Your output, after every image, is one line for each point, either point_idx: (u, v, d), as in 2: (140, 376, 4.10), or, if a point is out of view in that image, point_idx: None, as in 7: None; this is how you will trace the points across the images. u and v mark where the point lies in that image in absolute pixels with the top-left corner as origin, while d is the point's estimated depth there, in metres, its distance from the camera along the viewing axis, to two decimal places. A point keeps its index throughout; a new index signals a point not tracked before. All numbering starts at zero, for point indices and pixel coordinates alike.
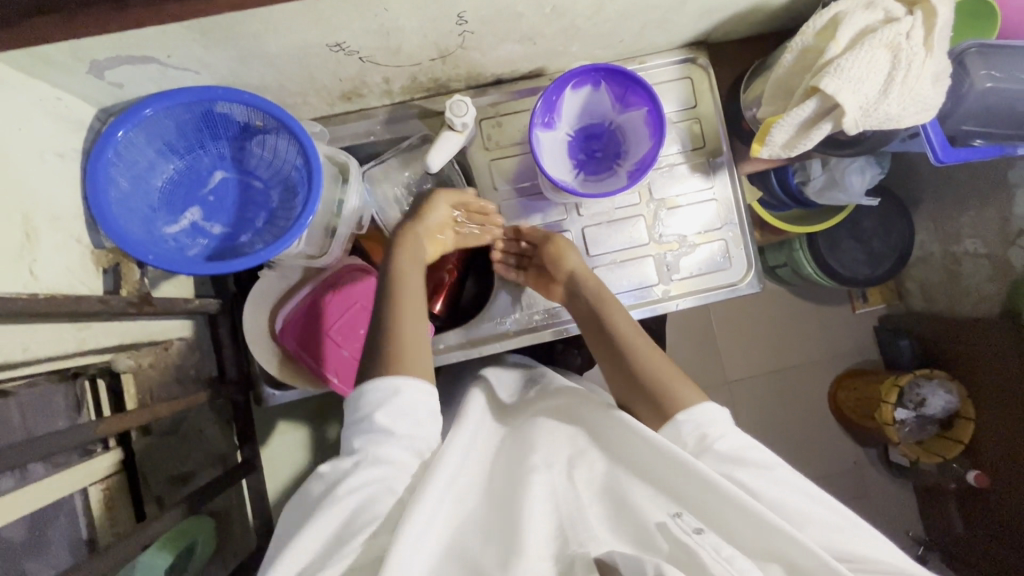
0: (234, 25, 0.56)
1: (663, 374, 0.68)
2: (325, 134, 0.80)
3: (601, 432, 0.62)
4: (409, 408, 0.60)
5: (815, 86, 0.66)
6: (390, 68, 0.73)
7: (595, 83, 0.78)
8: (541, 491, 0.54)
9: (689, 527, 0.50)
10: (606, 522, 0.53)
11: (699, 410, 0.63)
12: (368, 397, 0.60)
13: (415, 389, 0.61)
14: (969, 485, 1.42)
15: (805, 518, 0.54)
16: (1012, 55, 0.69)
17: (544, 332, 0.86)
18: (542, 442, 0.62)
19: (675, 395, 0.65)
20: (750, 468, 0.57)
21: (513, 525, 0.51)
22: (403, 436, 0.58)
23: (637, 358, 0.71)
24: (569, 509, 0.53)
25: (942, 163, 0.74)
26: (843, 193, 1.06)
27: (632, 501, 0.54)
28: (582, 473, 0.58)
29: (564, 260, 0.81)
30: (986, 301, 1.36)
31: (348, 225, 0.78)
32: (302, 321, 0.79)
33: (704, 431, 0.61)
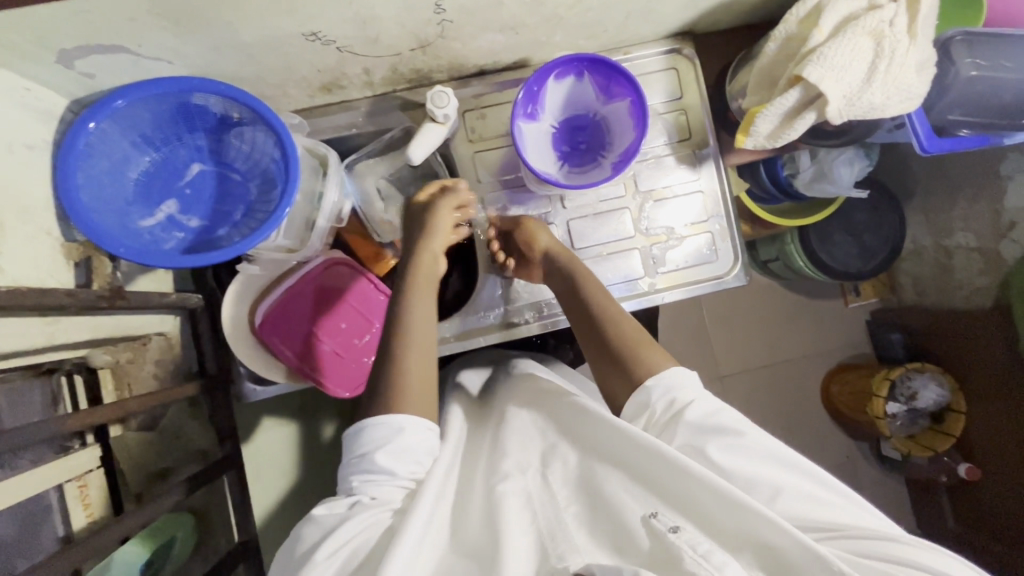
0: (205, 13, 0.55)
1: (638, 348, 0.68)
2: (303, 126, 0.78)
3: (571, 421, 0.61)
4: (410, 449, 0.60)
5: (798, 74, 0.65)
6: (370, 58, 0.72)
7: (578, 73, 0.77)
8: (514, 500, 0.54)
9: (664, 523, 0.49)
10: (583, 524, 0.52)
11: (665, 375, 0.64)
12: (370, 437, 0.60)
13: (417, 426, 0.61)
14: (960, 478, 1.42)
15: (778, 489, 0.53)
16: (998, 43, 0.68)
17: (531, 326, 0.85)
18: (513, 448, 0.60)
19: (644, 363, 0.66)
20: (722, 439, 0.56)
21: (491, 538, 0.51)
22: (403, 476, 0.58)
23: (613, 331, 0.71)
24: (546, 517, 0.52)
25: (928, 152, 0.73)
26: (832, 186, 1.05)
27: (606, 494, 0.53)
28: (557, 474, 0.57)
29: (535, 237, 0.80)
30: (977, 294, 1.35)
31: (328, 218, 0.77)
32: (283, 316, 0.78)
33: (674, 397, 0.61)
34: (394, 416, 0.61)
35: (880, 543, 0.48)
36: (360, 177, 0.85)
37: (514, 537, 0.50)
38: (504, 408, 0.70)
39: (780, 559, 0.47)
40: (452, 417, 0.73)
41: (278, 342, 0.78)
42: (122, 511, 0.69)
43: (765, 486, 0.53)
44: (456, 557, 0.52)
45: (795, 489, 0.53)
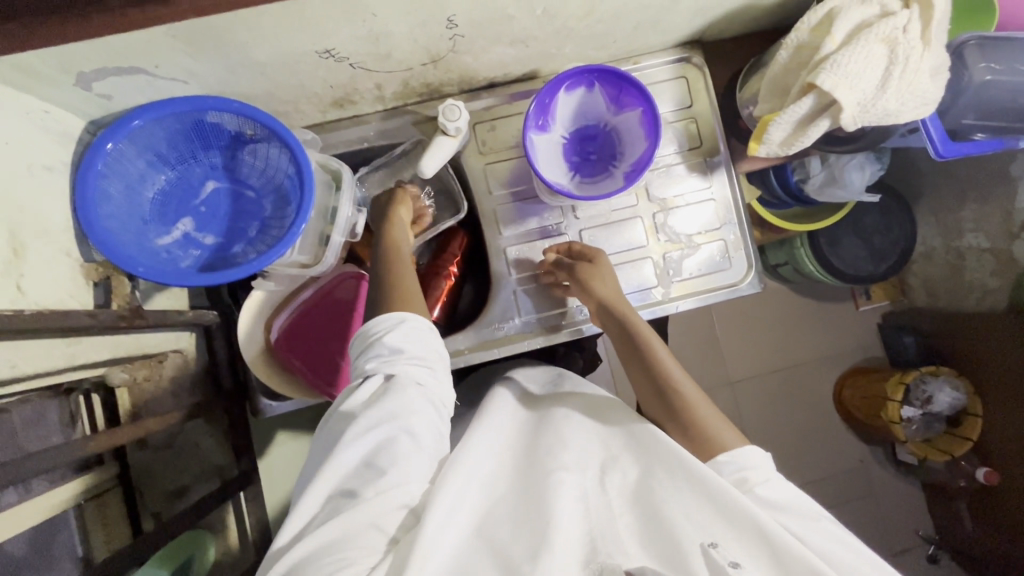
0: (221, 34, 0.55)
1: (707, 420, 0.64)
2: (317, 142, 0.79)
3: (641, 438, 0.59)
4: (416, 335, 0.59)
5: (811, 82, 0.65)
6: (382, 74, 0.72)
7: (588, 84, 0.77)
8: (570, 493, 0.54)
9: (723, 557, 0.48)
10: (636, 536, 0.52)
11: (738, 456, 0.60)
12: (377, 324, 0.59)
13: (418, 320, 0.60)
14: (978, 483, 1.40)
15: (851, 570, 0.50)
16: (1012, 47, 0.68)
17: (560, 333, 0.84)
18: (573, 444, 0.61)
19: (713, 438, 0.63)
20: (792, 516, 0.55)
21: (543, 521, 0.50)
22: (411, 356, 0.58)
23: (682, 398, 0.66)
24: (600, 520, 0.53)
25: (944, 158, 0.73)
26: (843, 190, 1.05)
27: (665, 517, 0.52)
28: (614, 479, 0.57)
29: (596, 284, 0.75)
30: (991, 296, 1.34)
31: (342, 232, 0.76)
32: (299, 329, 0.79)
33: (745, 475, 0.58)
34: (393, 312, 0.61)
35: None
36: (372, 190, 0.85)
37: (565, 540, 0.49)
38: (558, 406, 0.69)
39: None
40: (497, 398, 0.73)
41: (293, 356, 0.78)
42: (140, 534, 0.68)
43: (837, 561, 0.51)
44: (495, 533, 0.52)
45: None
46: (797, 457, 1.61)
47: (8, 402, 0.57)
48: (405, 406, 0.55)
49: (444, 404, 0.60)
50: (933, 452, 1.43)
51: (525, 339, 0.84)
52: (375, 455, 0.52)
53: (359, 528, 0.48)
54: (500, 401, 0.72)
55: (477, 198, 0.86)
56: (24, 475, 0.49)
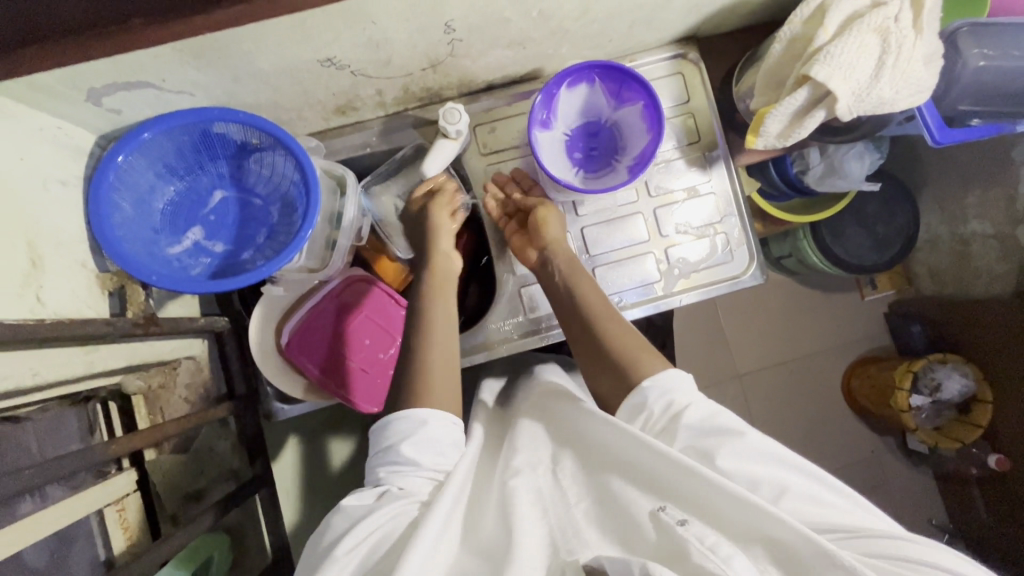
0: (226, 46, 0.57)
1: (635, 351, 0.70)
2: (321, 149, 0.80)
3: (582, 418, 0.63)
4: (436, 439, 0.62)
5: (806, 74, 0.66)
6: (382, 80, 0.74)
7: (590, 81, 0.78)
8: (524, 494, 0.57)
9: (673, 517, 0.49)
10: (593, 521, 0.54)
11: (664, 379, 0.65)
12: (396, 430, 0.63)
13: (441, 419, 0.64)
14: (990, 470, 1.40)
15: (784, 489, 0.53)
16: (1005, 32, 0.68)
17: (529, 339, 0.85)
18: (524, 445, 0.64)
19: (642, 366, 0.68)
20: (720, 439, 0.57)
21: (504, 535, 0.53)
22: (427, 467, 0.61)
23: (608, 330, 0.73)
24: (556, 515, 0.55)
25: (941, 143, 0.73)
26: (842, 180, 1.05)
27: (615, 495, 0.54)
28: (567, 469, 0.60)
29: (542, 227, 0.82)
30: (998, 282, 1.34)
31: (348, 236, 0.78)
32: (325, 348, 0.79)
33: (671, 399, 0.62)
34: (418, 410, 0.64)
35: (883, 543, 0.48)
36: (377, 195, 0.87)
37: (526, 534, 0.52)
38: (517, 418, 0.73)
39: (788, 555, 0.46)
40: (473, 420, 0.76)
41: (321, 373, 0.79)
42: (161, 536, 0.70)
43: (769, 486, 0.53)
44: (472, 549, 0.54)
45: (805, 495, 0.53)
46: (808, 448, 1.61)
47: (28, 411, 0.60)
48: (409, 514, 0.57)
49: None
50: (943, 440, 1.44)
51: (520, 343, 0.85)
52: (379, 553, 0.52)
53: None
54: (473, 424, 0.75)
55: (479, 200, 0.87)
56: (50, 479, 0.51)
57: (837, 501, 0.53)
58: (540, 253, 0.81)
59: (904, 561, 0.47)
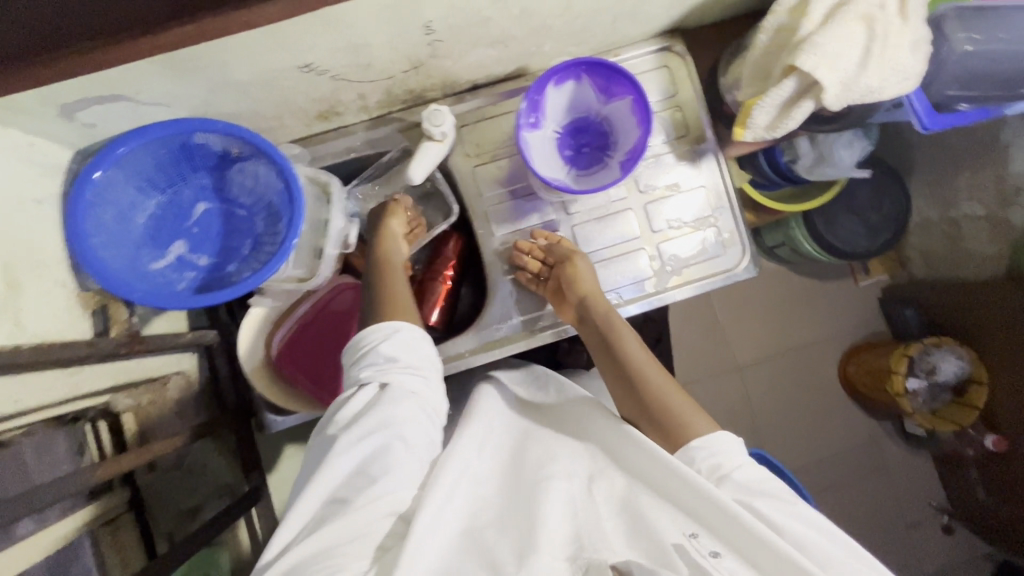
0: (201, 56, 0.55)
1: (679, 407, 0.67)
2: (304, 156, 0.79)
3: (629, 435, 0.61)
4: (409, 341, 0.62)
5: (792, 64, 0.65)
6: (364, 84, 0.72)
7: (576, 77, 0.77)
8: (558, 495, 0.56)
9: (702, 547, 0.51)
10: (622, 533, 0.53)
11: (715, 442, 0.62)
12: (372, 334, 0.62)
13: (412, 329, 0.63)
14: (987, 450, 1.42)
15: (830, 559, 0.50)
16: (991, 17, 0.68)
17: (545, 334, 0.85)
18: (563, 456, 0.63)
19: (686, 426, 0.65)
20: (768, 500, 0.55)
21: (529, 520, 0.52)
22: (406, 365, 0.60)
23: (649, 386, 0.70)
24: (586, 519, 0.54)
25: (929, 130, 0.72)
26: (832, 168, 1.05)
27: (647, 519, 0.53)
28: (601, 487, 0.59)
29: (578, 281, 0.79)
30: (989, 262, 1.39)
31: (335, 245, 0.75)
32: (312, 356, 0.80)
33: (719, 462, 0.60)
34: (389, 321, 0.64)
35: None
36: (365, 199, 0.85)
37: (551, 529, 0.50)
38: (547, 419, 0.73)
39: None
40: (482, 404, 0.74)
41: (315, 382, 0.79)
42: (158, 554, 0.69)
43: (813, 549, 0.51)
44: (487, 525, 0.53)
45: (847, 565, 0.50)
46: (807, 436, 1.62)
47: (14, 436, 0.55)
48: (396, 413, 0.56)
49: (439, 411, 0.62)
50: (943, 423, 1.44)
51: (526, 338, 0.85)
52: (365, 468, 0.52)
53: (353, 534, 0.48)
54: (490, 412, 0.73)
55: (468, 201, 0.86)
56: (36, 505, 0.50)
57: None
58: (579, 302, 0.79)
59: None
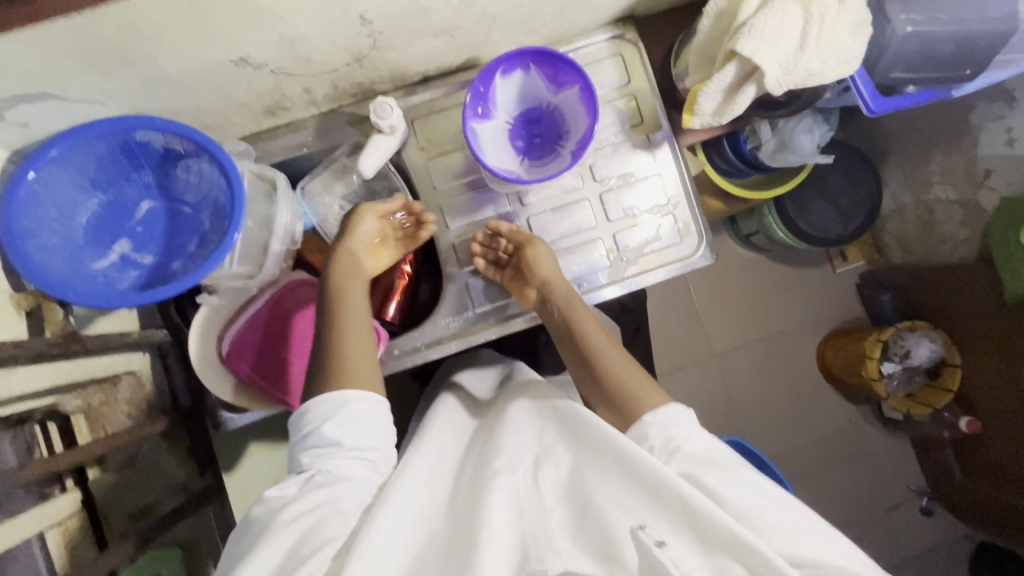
0: (124, 50, 0.55)
1: (631, 386, 0.67)
2: (250, 152, 0.78)
3: (579, 422, 0.61)
4: (359, 416, 0.63)
5: (733, 49, 0.65)
6: (307, 77, 0.72)
7: (524, 67, 0.76)
8: (502, 496, 0.55)
9: (651, 537, 0.50)
10: (569, 531, 0.54)
11: (665, 414, 0.62)
12: (320, 411, 0.63)
13: (364, 398, 0.64)
14: (961, 432, 1.44)
15: (768, 523, 0.52)
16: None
17: (516, 322, 0.85)
18: (508, 445, 0.63)
19: (637, 401, 0.65)
20: (716, 471, 0.56)
21: (471, 528, 0.53)
22: (352, 448, 0.61)
23: (607, 367, 0.71)
24: (532, 520, 0.54)
25: (876, 113, 0.71)
26: (794, 154, 1.05)
27: (596, 506, 0.53)
28: (548, 474, 0.59)
29: (538, 264, 0.79)
30: (960, 248, 1.40)
31: (282, 241, 0.75)
32: (261, 350, 0.77)
33: (670, 434, 0.60)
34: (340, 390, 0.64)
35: None
36: (319, 195, 0.84)
37: (495, 539, 0.51)
38: (503, 409, 0.73)
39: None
40: (444, 413, 0.78)
41: (264, 381, 0.77)
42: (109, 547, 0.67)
43: (757, 520, 0.52)
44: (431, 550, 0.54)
45: (793, 530, 0.52)
46: (786, 423, 1.63)
47: None
48: (340, 494, 0.57)
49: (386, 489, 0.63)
50: (914, 407, 1.47)
51: (480, 333, 0.84)
52: (303, 546, 0.52)
53: None
54: (454, 421, 0.77)
55: (422, 195, 0.85)
56: None
57: (833, 542, 0.52)
58: (540, 288, 0.79)
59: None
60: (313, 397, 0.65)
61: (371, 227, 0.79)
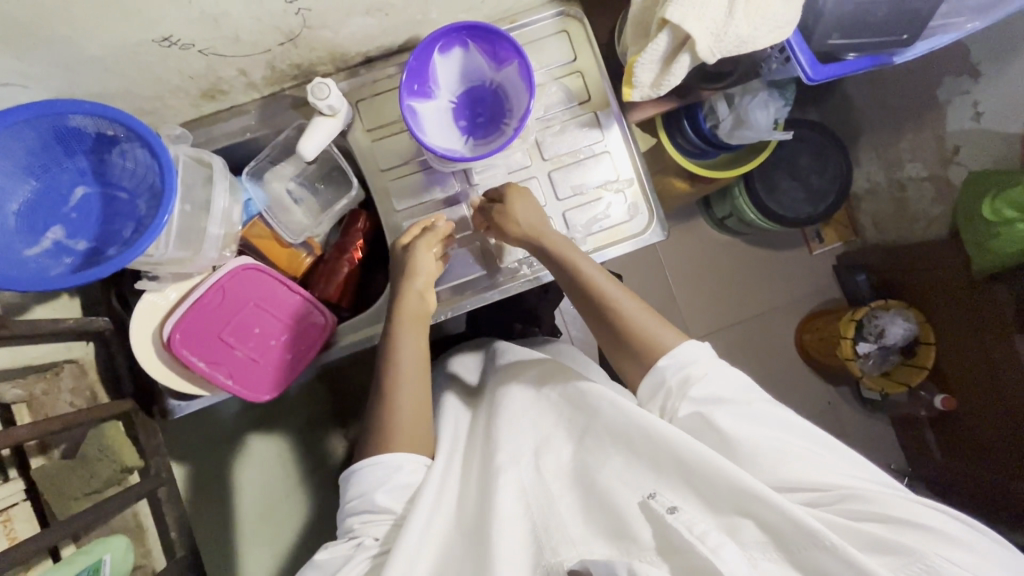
0: (33, 28, 0.54)
1: (647, 329, 0.70)
2: (188, 136, 0.75)
3: (588, 405, 0.65)
4: (411, 484, 0.67)
5: (663, 17, 0.64)
6: (240, 59, 0.71)
7: (463, 44, 0.75)
8: (510, 490, 0.61)
9: (662, 505, 0.53)
10: (580, 513, 0.58)
11: (679, 354, 0.66)
12: (370, 478, 0.66)
13: (414, 463, 0.68)
14: (938, 410, 1.44)
15: (781, 459, 0.57)
16: None
17: (511, 287, 0.85)
18: (509, 437, 0.67)
19: (655, 343, 0.68)
20: (727, 413, 0.60)
21: (484, 522, 0.59)
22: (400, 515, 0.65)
23: (620, 315, 0.71)
24: (540, 507, 0.59)
25: (815, 80, 0.71)
26: (751, 130, 1.04)
27: (600, 488, 0.58)
28: (549, 460, 0.64)
29: (512, 216, 0.77)
30: (934, 226, 1.39)
31: (220, 224, 0.75)
32: (200, 333, 0.74)
33: (686, 373, 0.64)
34: (390, 456, 0.68)
35: (862, 504, 0.52)
36: (265, 181, 0.82)
37: (508, 530, 0.57)
38: (496, 398, 0.75)
39: (776, 535, 0.50)
40: (447, 409, 0.82)
41: (203, 361, 0.73)
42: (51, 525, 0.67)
43: (766, 458, 0.57)
44: (455, 554, 0.60)
45: (794, 457, 0.57)
46: None
47: None
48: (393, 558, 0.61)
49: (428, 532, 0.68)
50: (890, 384, 1.46)
51: (461, 300, 0.84)
52: None
53: None
54: (453, 415, 0.80)
55: (368, 176, 0.84)
56: None
57: (837, 461, 0.57)
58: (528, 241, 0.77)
59: (878, 518, 0.51)
60: (360, 461, 0.68)
61: (429, 265, 0.77)
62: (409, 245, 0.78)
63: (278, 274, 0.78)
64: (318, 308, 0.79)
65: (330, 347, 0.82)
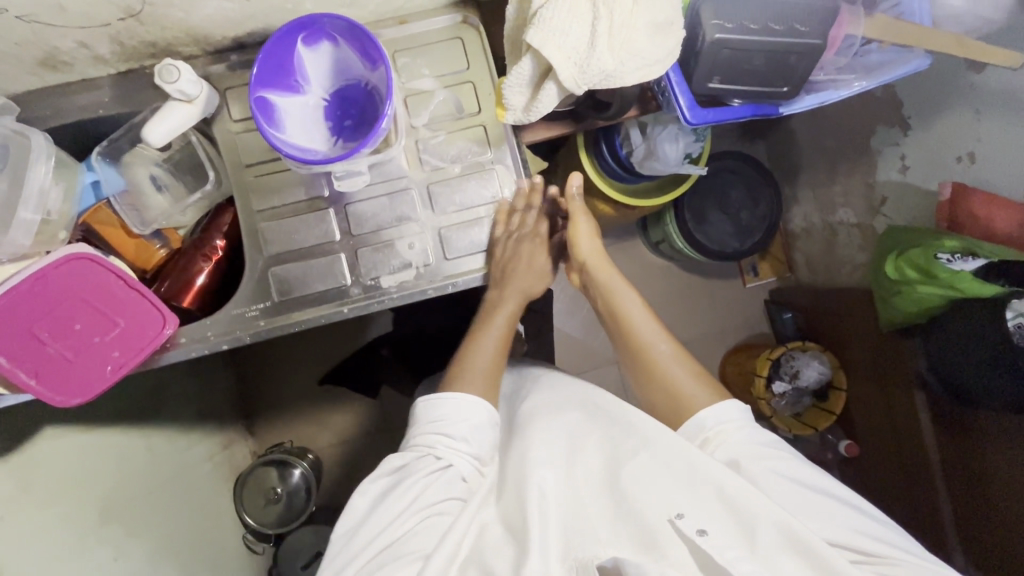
0: None
1: (674, 379, 0.76)
2: (14, 108, 0.69)
3: (626, 421, 0.68)
4: (473, 424, 0.73)
5: (527, 41, 0.60)
6: (75, 29, 0.64)
7: (331, 39, 0.70)
8: (541, 493, 0.64)
9: (690, 527, 0.56)
10: (608, 522, 0.60)
11: (718, 411, 0.72)
12: (446, 411, 0.73)
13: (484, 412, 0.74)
14: (842, 455, 1.43)
15: (821, 513, 0.62)
16: (739, 7, 0.67)
17: (369, 305, 0.78)
18: (541, 439, 0.70)
19: (688, 400, 0.74)
20: (762, 462, 0.66)
21: (521, 525, 0.62)
22: (463, 450, 0.72)
23: (655, 359, 0.79)
24: (571, 510, 0.63)
25: (694, 124, 0.70)
26: (659, 163, 1.02)
27: (631, 504, 0.60)
28: (581, 470, 0.66)
29: (576, 243, 0.88)
30: (859, 271, 1.38)
31: (32, 208, 0.68)
32: (5, 323, 0.67)
33: (723, 427, 0.71)
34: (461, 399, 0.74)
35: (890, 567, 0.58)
36: (119, 163, 0.77)
37: (539, 525, 0.61)
38: (530, 404, 0.79)
39: (813, 560, 0.54)
40: None
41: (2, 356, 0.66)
42: None
43: (799, 508, 0.63)
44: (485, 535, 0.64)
45: (829, 515, 0.62)
46: None
47: None
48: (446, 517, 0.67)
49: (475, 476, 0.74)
50: (799, 426, 1.44)
51: (314, 315, 0.77)
52: (402, 546, 0.64)
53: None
54: None
55: (229, 171, 0.78)
56: None
57: (872, 525, 0.62)
58: (581, 267, 0.89)
59: None
60: (439, 395, 0.75)
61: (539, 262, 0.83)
62: (516, 243, 0.81)
63: (120, 268, 0.72)
64: (157, 307, 0.72)
65: (165, 352, 0.76)
